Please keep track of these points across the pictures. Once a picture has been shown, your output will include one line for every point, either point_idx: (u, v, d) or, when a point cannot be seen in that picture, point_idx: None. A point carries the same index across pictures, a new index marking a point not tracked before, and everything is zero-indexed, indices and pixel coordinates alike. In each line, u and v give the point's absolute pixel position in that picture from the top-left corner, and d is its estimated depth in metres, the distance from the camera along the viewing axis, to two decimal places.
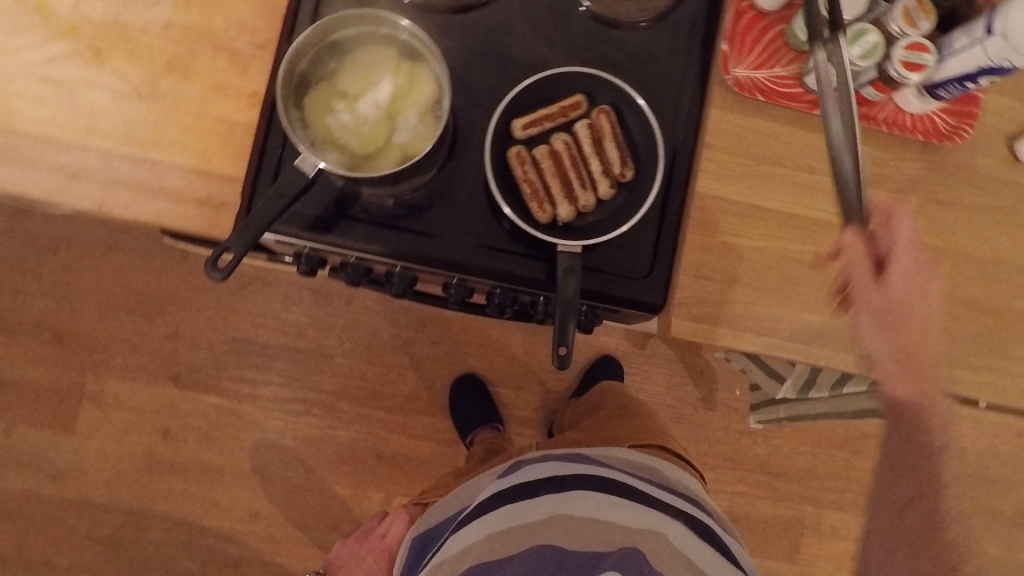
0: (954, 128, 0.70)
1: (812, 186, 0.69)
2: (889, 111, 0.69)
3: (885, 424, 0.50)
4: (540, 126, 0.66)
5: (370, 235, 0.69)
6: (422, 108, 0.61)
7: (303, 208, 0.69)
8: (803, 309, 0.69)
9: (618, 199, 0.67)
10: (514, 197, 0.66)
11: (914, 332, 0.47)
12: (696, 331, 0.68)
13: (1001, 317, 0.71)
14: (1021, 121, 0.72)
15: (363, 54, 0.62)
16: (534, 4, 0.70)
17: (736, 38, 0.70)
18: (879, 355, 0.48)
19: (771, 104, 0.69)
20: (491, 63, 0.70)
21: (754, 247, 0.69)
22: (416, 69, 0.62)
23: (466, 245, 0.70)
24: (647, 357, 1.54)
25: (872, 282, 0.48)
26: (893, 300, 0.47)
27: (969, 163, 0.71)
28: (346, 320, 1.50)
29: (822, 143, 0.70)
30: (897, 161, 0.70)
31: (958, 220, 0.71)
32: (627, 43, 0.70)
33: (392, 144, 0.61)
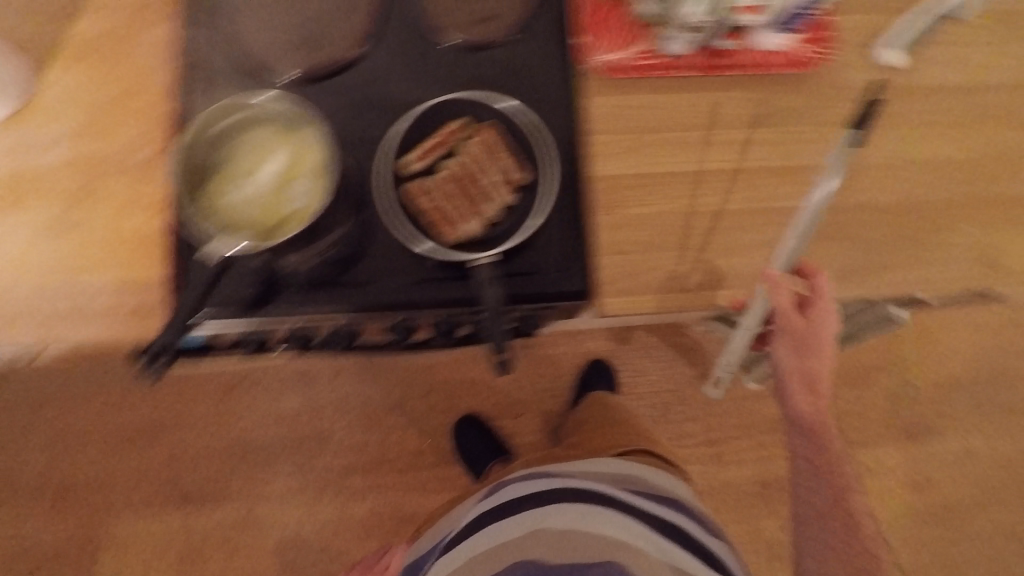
0: (816, 53, 0.74)
1: (699, 142, 0.73)
2: (751, 54, 0.73)
3: (788, 393, 0.74)
4: (433, 155, 0.70)
5: (304, 299, 0.74)
6: (315, 169, 0.65)
7: (234, 291, 0.72)
8: (722, 257, 0.72)
9: (523, 202, 0.70)
10: (424, 227, 0.70)
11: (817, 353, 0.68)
12: (627, 305, 0.71)
13: (910, 214, 0.73)
14: (873, 31, 0.76)
15: (250, 135, 0.66)
16: (401, 48, 0.73)
17: (591, 27, 0.73)
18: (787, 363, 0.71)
19: (636, 79, 0.73)
20: (374, 111, 0.73)
21: (661, 211, 0.71)
22: (302, 135, 0.66)
23: (395, 285, 0.74)
24: (634, 351, 1.55)
25: (803, 320, 0.67)
26: (811, 333, 0.67)
27: (839, 81, 0.74)
28: (336, 396, 1.51)
29: (697, 100, 0.73)
30: (773, 96, 0.73)
31: (844, 136, 0.74)
32: (497, 59, 0.74)
33: (295, 209, 0.64)
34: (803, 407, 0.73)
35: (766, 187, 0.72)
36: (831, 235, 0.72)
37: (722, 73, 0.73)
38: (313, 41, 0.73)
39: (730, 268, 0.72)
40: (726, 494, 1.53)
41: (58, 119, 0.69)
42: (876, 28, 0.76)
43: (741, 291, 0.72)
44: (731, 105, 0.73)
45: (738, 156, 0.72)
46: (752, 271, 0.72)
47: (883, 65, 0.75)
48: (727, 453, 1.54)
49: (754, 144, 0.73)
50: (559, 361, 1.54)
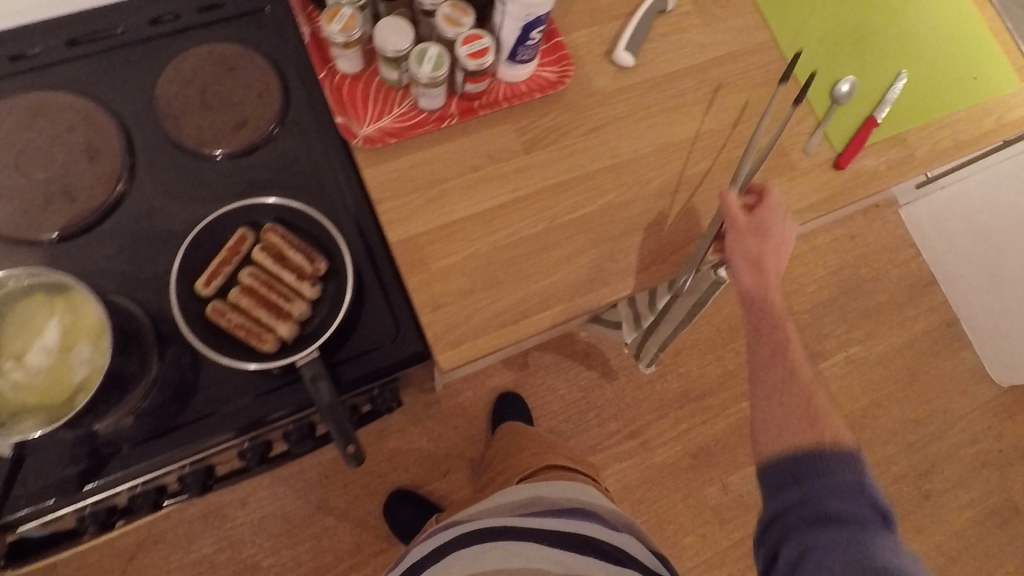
0: (560, 72, 0.79)
1: (482, 181, 0.76)
2: (503, 89, 0.78)
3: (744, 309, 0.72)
4: (221, 274, 0.68)
5: (132, 458, 0.67)
6: (93, 330, 0.62)
7: (49, 479, 0.65)
8: (537, 279, 0.74)
9: (330, 289, 0.70)
10: (236, 346, 0.67)
11: (771, 251, 0.71)
12: (462, 353, 0.71)
13: (690, 189, 0.79)
14: (606, 38, 0.82)
15: (11, 315, 0.62)
16: (166, 177, 0.73)
17: (345, 105, 0.75)
18: (741, 257, 0.70)
19: (406, 140, 0.75)
20: (155, 245, 0.71)
21: (467, 255, 0.73)
22: (71, 299, 0.62)
23: (230, 409, 0.69)
24: (536, 372, 1.56)
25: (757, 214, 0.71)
26: (765, 222, 0.70)
27: (590, 90, 0.80)
28: (251, 521, 1.41)
29: (467, 143, 0.76)
30: (535, 120, 0.78)
31: (610, 136, 0.79)
32: (267, 160, 0.74)
33: (82, 377, 0.61)
34: (746, 282, 0.71)
35: (552, 204, 0.76)
36: (624, 230, 0.77)
37: (480, 113, 0.77)
38: (65, 195, 0.70)
39: (549, 286, 0.74)
40: (667, 478, 1.53)
41: None
42: (605, 36, 0.82)
43: (566, 304, 0.74)
44: (500, 139, 0.77)
45: (519, 184, 0.76)
46: (569, 283, 0.74)
47: (624, 65, 0.81)
48: (653, 438, 1.55)
49: (529, 169, 0.77)
50: (467, 406, 1.54)
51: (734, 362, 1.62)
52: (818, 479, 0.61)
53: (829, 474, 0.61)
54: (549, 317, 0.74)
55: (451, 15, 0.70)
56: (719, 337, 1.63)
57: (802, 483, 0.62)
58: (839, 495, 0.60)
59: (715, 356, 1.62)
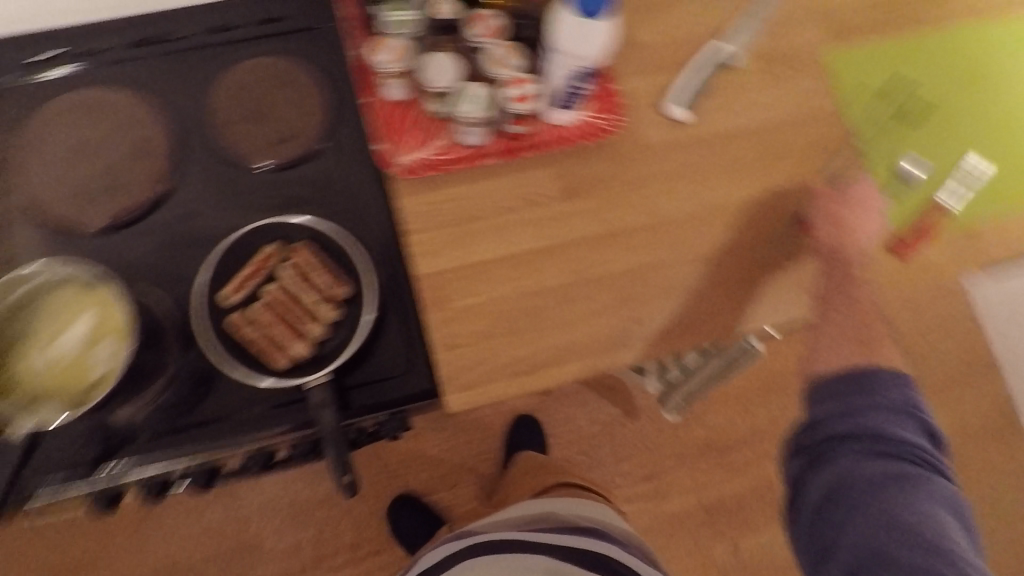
0: (609, 121, 0.77)
1: (515, 224, 0.74)
2: (550, 130, 0.75)
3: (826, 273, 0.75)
4: (247, 286, 0.69)
5: (143, 449, 0.69)
6: (117, 327, 0.64)
7: (65, 456, 0.68)
8: (557, 331, 0.72)
9: (348, 314, 0.70)
10: (251, 358, 0.68)
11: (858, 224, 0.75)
12: (471, 397, 0.70)
13: (732, 257, 0.76)
14: (665, 89, 0.79)
15: (48, 304, 0.65)
16: (207, 182, 0.74)
17: (389, 128, 0.73)
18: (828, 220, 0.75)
19: (445, 173, 0.74)
20: (189, 248, 0.73)
21: (489, 298, 0.72)
22: (101, 293, 0.65)
23: (241, 415, 0.71)
24: (558, 399, 1.54)
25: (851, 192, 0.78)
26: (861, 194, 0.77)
27: (640, 142, 0.77)
28: (259, 502, 1.45)
29: (506, 184, 0.75)
30: (579, 168, 0.76)
31: (654, 194, 0.76)
32: (306, 176, 0.75)
33: (101, 371, 0.63)
34: (827, 235, 0.74)
35: (583, 257, 0.74)
36: (652, 293, 0.74)
37: (522, 154, 0.75)
38: (114, 191, 0.73)
39: (567, 340, 0.72)
40: (675, 528, 1.49)
41: None
42: (663, 87, 0.79)
43: (583, 360, 0.72)
44: (540, 183, 0.75)
45: (551, 231, 0.74)
46: (587, 340, 0.73)
47: (680, 120, 0.78)
48: (667, 485, 1.51)
49: (564, 217, 0.75)
50: (483, 422, 1.53)
51: (766, 419, 1.55)
52: (864, 396, 0.66)
53: (884, 391, 0.66)
54: (563, 371, 0.72)
55: (503, 56, 0.69)
56: (754, 392, 1.56)
57: (853, 401, 0.67)
58: (890, 415, 0.66)
59: (745, 410, 1.55)
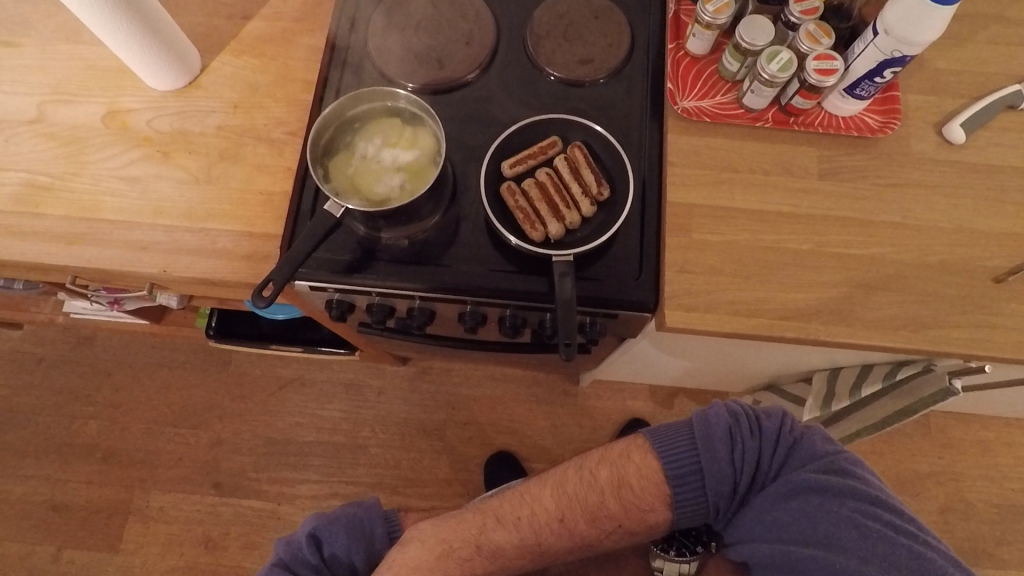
0: (883, 123, 0.80)
1: (768, 184, 0.79)
2: (823, 116, 0.81)
3: None
4: (525, 163, 0.77)
5: (391, 271, 0.77)
6: (424, 160, 0.75)
7: (331, 255, 0.78)
8: (784, 289, 0.75)
9: (599, 215, 0.77)
10: (509, 222, 0.76)
11: None
12: (688, 318, 0.74)
13: (976, 277, 0.75)
14: (941, 110, 0.82)
15: (376, 124, 0.76)
16: (509, 78, 0.85)
17: (678, 77, 0.83)
18: None
19: (718, 124, 0.81)
20: (479, 124, 0.83)
21: (728, 240, 0.76)
22: (418, 131, 0.76)
23: (477, 270, 0.78)
24: (676, 416, 1.53)
25: None
26: None
27: (904, 149, 0.80)
28: (379, 411, 1.55)
29: (768, 150, 0.80)
30: (839, 155, 0.80)
31: (908, 197, 0.78)
32: (591, 97, 0.85)
33: (403, 189, 0.74)
34: None
35: (828, 232, 0.77)
36: (887, 286, 0.75)
37: (793, 129, 0.80)
38: (436, 62, 0.85)
39: (792, 300, 0.75)
40: None
41: (218, 95, 0.82)
42: (941, 110, 0.82)
43: (803, 323, 0.74)
44: (800, 157, 0.80)
45: (801, 202, 0.78)
46: (813, 308, 0.74)
47: (954, 141, 0.80)
48: None
49: (817, 193, 0.79)
50: (599, 413, 1.54)
51: None
52: (750, 424, 0.73)
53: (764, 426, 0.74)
54: (781, 326, 0.73)
55: (814, 33, 0.75)
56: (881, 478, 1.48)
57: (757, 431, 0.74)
58: (767, 438, 0.73)
59: None
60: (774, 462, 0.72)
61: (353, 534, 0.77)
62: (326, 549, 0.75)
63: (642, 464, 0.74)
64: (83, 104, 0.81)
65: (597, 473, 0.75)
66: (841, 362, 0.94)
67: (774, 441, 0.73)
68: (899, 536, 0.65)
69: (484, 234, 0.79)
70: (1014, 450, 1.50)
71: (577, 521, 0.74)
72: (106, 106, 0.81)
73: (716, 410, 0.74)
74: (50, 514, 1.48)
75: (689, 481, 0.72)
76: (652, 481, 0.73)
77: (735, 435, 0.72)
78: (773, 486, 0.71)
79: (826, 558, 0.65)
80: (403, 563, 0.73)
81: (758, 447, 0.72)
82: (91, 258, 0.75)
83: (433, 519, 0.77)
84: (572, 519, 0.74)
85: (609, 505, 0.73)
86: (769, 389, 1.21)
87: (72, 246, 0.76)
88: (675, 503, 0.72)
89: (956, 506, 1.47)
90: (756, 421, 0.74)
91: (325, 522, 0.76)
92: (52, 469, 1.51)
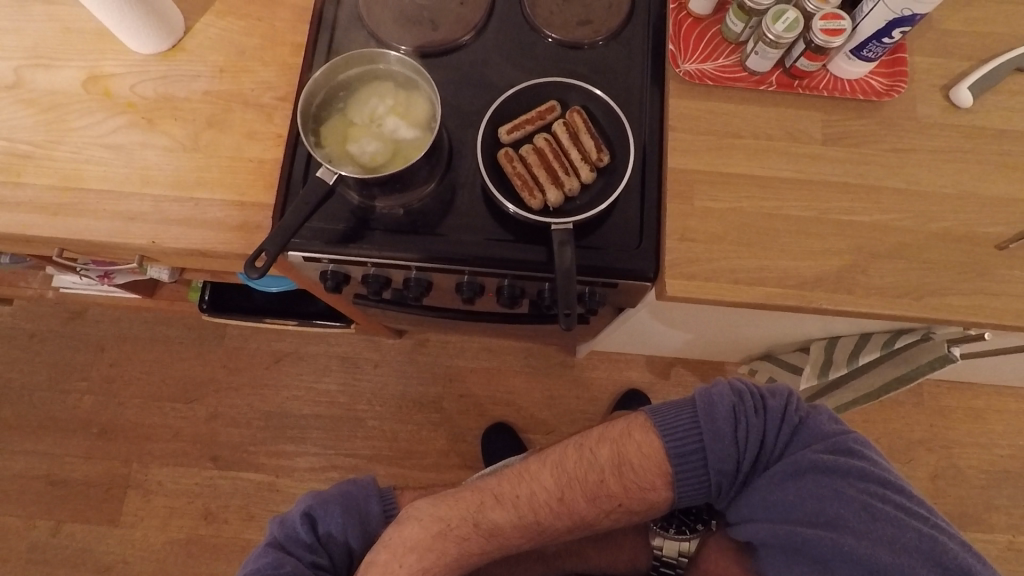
0: (889, 86, 0.78)
1: (771, 150, 0.77)
2: (828, 79, 0.79)
3: None
4: (522, 129, 0.75)
5: (386, 242, 0.75)
6: (419, 124, 0.73)
7: (324, 225, 0.76)
8: (787, 257, 0.74)
9: (599, 182, 0.76)
10: (508, 192, 0.74)
11: None
12: (690, 287, 0.73)
13: (980, 244, 0.74)
14: (948, 72, 0.80)
15: (368, 88, 0.74)
16: (506, 40, 0.83)
17: (680, 39, 0.80)
18: None
19: (721, 88, 0.79)
20: (475, 88, 0.81)
21: (731, 208, 0.75)
22: (412, 94, 0.74)
23: (474, 239, 0.76)
24: (672, 386, 1.53)
25: None
26: None
27: (909, 113, 0.79)
28: (375, 384, 1.55)
29: (773, 114, 0.78)
30: (844, 119, 0.78)
31: (914, 163, 0.77)
32: (590, 59, 0.82)
33: (398, 155, 0.72)
34: None
35: (831, 198, 0.76)
36: (890, 253, 0.74)
37: (797, 92, 0.78)
38: (429, 24, 0.82)
39: (794, 268, 0.74)
40: None
41: (204, 58, 0.79)
42: (949, 71, 0.80)
43: (806, 291, 0.73)
44: (804, 122, 0.78)
45: (805, 168, 0.77)
46: (817, 276, 0.73)
47: (960, 105, 0.78)
48: None
49: (820, 158, 0.77)
50: (595, 383, 1.54)
51: None
52: (756, 403, 0.73)
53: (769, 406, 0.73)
54: (784, 294, 0.73)
55: None
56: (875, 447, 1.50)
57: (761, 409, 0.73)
58: (772, 417, 0.73)
59: None
60: (779, 441, 0.72)
61: (347, 512, 0.76)
62: (321, 527, 0.74)
63: (643, 443, 0.74)
64: (62, 69, 0.78)
65: (597, 452, 0.74)
66: (840, 331, 0.94)
67: (779, 420, 0.73)
68: (907, 518, 0.66)
69: (481, 202, 0.77)
70: (1004, 418, 1.52)
71: (576, 499, 0.74)
72: (86, 71, 0.78)
73: (719, 389, 0.74)
74: (48, 488, 1.48)
75: (691, 461, 0.72)
76: (654, 458, 0.73)
77: (739, 414, 0.72)
78: (779, 465, 0.72)
79: (832, 539, 0.65)
80: (399, 542, 0.72)
81: (762, 425, 0.72)
82: (77, 229, 0.73)
83: (431, 498, 0.76)
84: (572, 497, 0.74)
85: (609, 484, 0.73)
86: (767, 358, 1.21)
87: (57, 217, 0.73)
88: (676, 483, 0.72)
89: (947, 472, 1.49)
90: (761, 400, 0.74)
91: (319, 501, 0.76)
92: (49, 444, 1.50)
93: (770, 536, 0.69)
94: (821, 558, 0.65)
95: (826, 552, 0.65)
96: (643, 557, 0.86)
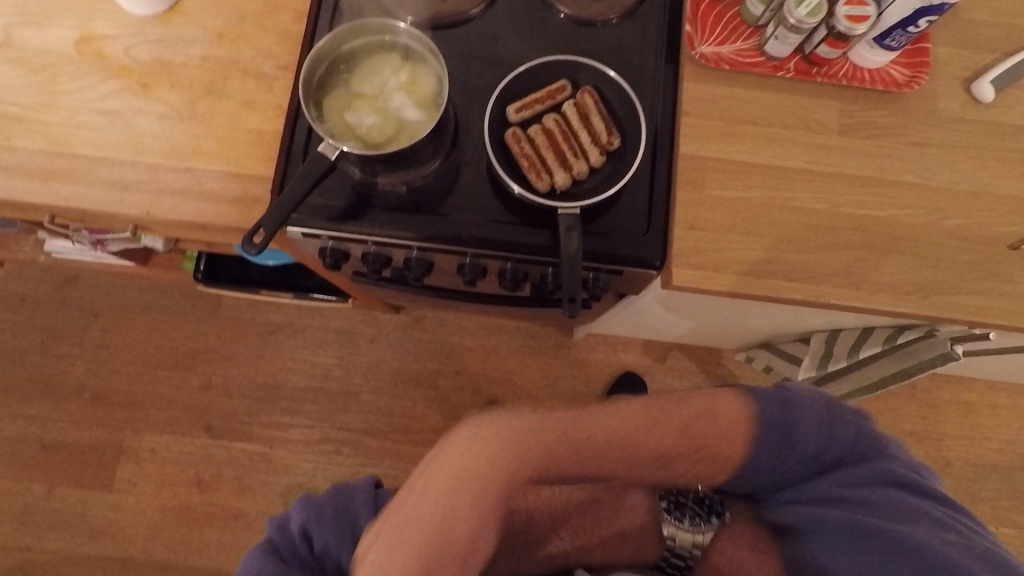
0: (910, 76, 0.76)
1: (786, 139, 0.75)
2: (848, 67, 0.76)
3: None
4: (531, 109, 0.73)
5: (388, 220, 0.74)
6: (425, 100, 0.70)
7: (325, 201, 0.74)
8: (796, 250, 0.72)
9: (608, 166, 0.74)
10: (515, 173, 0.72)
11: None
12: (696, 277, 0.71)
13: (993, 243, 0.73)
14: (972, 65, 0.78)
15: (373, 59, 0.71)
16: (517, 14, 0.80)
17: (698, 19, 0.78)
18: None
19: (737, 73, 0.76)
20: (483, 64, 0.78)
21: (742, 198, 0.73)
22: (418, 68, 0.71)
23: (478, 220, 0.74)
24: (669, 371, 1.54)
25: None
26: None
27: (928, 106, 0.76)
28: (371, 359, 1.54)
29: (789, 102, 0.76)
30: (861, 109, 0.76)
31: (930, 158, 0.75)
32: (603, 37, 0.79)
33: (403, 131, 0.69)
34: None
35: (844, 191, 0.74)
36: (900, 250, 0.73)
37: (816, 80, 0.76)
38: None
39: (803, 261, 0.72)
40: None
41: (202, 22, 0.75)
42: (972, 64, 0.78)
43: (813, 285, 0.72)
44: (821, 111, 0.76)
45: (820, 159, 0.75)
46: (827, 270, 0.72)
47: (981, 99, 0.76)
48: None
49: (835, 150, 0.75)
50: (592, 365, 1.54)
51: None
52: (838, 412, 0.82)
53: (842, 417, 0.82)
54: (791, 287, 0.72)
55: None
56: None
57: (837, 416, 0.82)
58: (847, 421, 0.82)
59: None
60: (849, 446, 0.81)
61: (342, 524, 0.72)
62: (313, 539, 0.71)
63: (732, 406, 0.81)
64: (53, 28, 0.75)
65: (691, 399, 0.81)
66: (842, 324, 0.94)
67: (853, 428, 0.82)
68: (952, 529, 0.74)
69: (486, 183, 0.75)
70: (997, 412, 1.53)
71: (669, 430, 0.78)
72: (79, 31, 0.75)
73: (811, 395, 0.82)
74: (41, 452, 1.48)
75: (787, 446, 0.80)
76: (738, 432, 0.79)
77: (834, 417, 0.81)
78: (842, 471, 0.81)
79: (882, 527, 0.73)
80: (477, 436, 0.73)
81: (840, 428, 0.81)
82: (70, 196, 0.71)
83: (482, 419, 0.74)
84: (665, 426, 0.78)
85: (701, 425, 0.79)
86: (766, 347, 1.21)
87: (49, 183, 0.71)
88: (752, 457, 0.80)
89: (936, 464, 1.51)
90: (839, 410, 0.82)
91: (313, 510, 0.72)
92: (41, 408, 1.50)
93: (802, 523, 0.79)
94: (871, 541, 0.73)
95: (859, 533, 0.75)
96: (650, 549, 0.87)
